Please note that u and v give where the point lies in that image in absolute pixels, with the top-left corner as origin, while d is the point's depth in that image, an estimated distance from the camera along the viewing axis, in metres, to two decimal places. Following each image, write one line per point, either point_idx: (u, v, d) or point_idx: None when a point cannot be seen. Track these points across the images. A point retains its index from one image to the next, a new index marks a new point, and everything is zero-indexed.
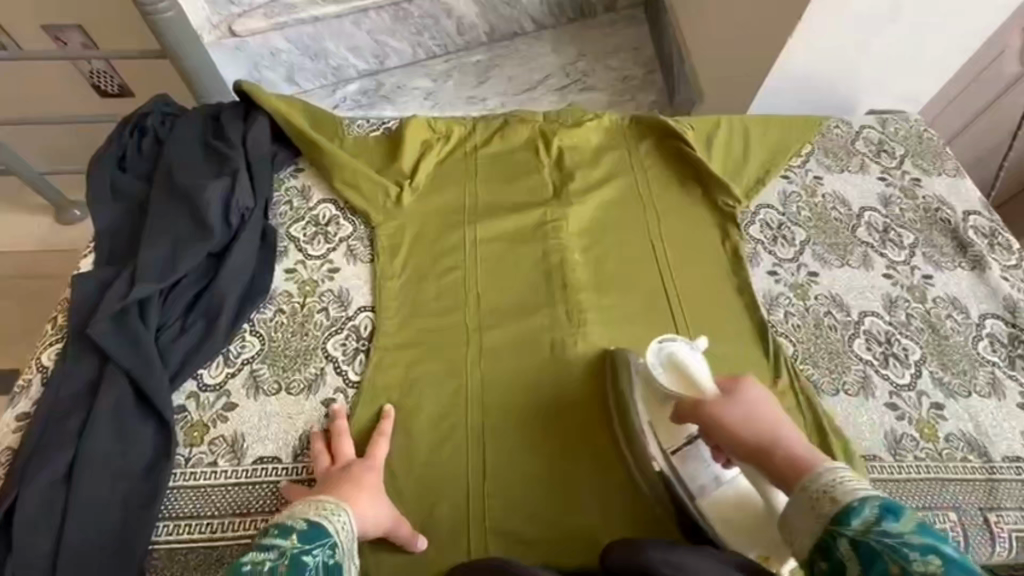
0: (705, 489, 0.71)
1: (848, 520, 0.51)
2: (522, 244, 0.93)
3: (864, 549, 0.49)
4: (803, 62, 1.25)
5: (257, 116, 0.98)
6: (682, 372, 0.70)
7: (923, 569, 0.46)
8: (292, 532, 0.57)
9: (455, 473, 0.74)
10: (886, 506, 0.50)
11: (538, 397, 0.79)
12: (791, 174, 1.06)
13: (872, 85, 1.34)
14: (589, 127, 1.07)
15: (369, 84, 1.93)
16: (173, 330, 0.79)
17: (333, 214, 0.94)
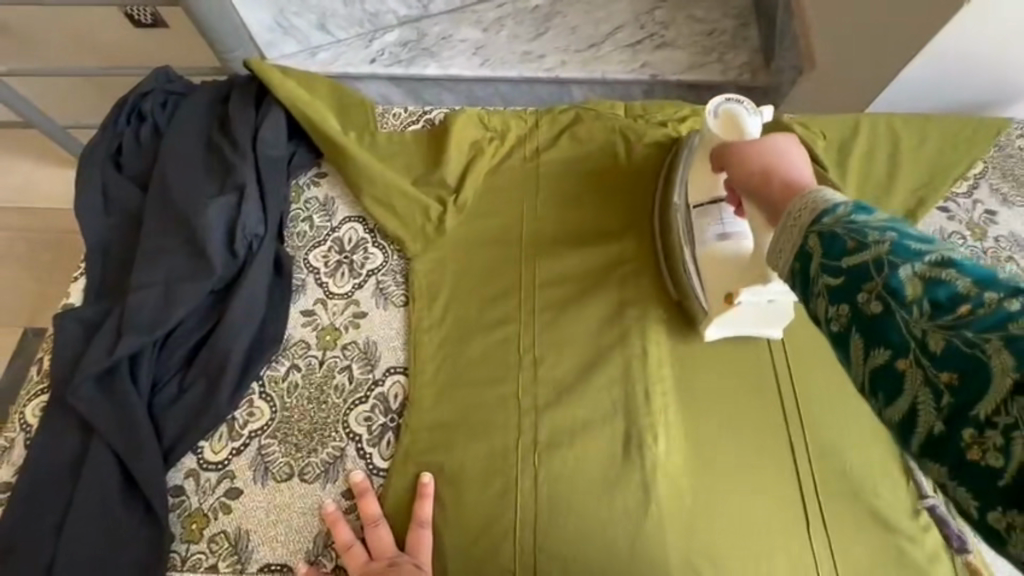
0: (705, 240, 0.67)
1: (819, 217, 0.37)
2: (593, 289, 0.73)
3: (823, 232, 0.36)
4: (973, 41, 0.93)
5: (269, 104, 0.79)
6: (730, 126, 0.66)
7: (878, 239, 0.34)
8: None
9: (491, 268, 0.74)
10: (858, 202, 0.36)
11: (585, 212, 0.79)
12: (953, 203, 0.80)
13: None
14: (680, 129, 0.84)
15: (409, 34, 1.68)
16: (169, 389, 0.66)
17: (361, 238, 0.77)
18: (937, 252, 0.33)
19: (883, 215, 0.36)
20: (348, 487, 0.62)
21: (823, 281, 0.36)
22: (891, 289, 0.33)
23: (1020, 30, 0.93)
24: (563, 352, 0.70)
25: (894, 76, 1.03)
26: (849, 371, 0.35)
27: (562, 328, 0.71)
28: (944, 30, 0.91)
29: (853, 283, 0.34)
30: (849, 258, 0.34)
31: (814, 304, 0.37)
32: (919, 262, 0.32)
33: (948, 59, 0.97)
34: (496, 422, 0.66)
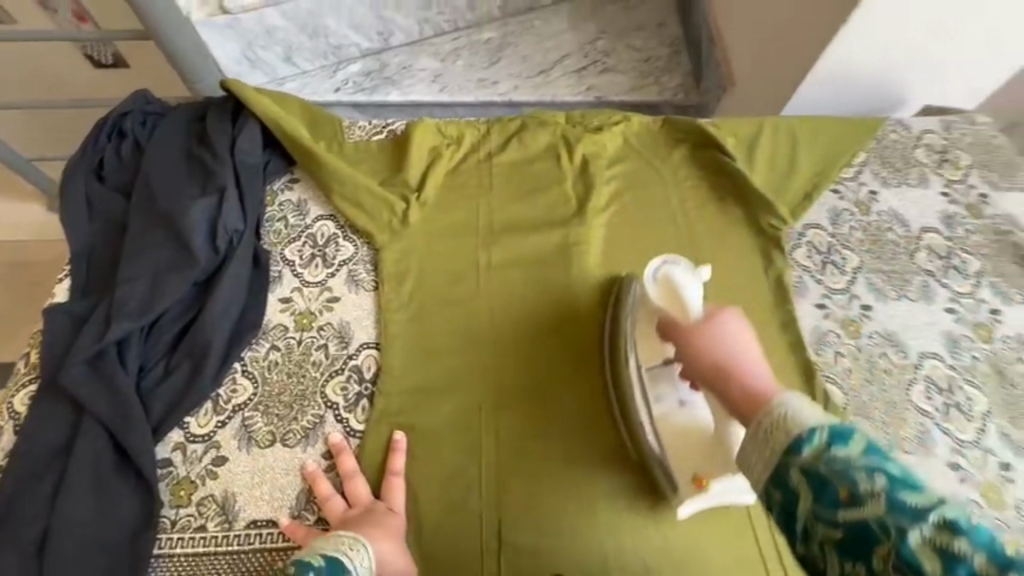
0: (666, 413, 0.69)
1: (798, 446, 0.42)
2: (544, 281, 0.82)
3: (807, 470, 0.41)
4: (860, 49, 1.10)
5: (245, 118, 0.88)
6: (671, 292, 0.70)
7: (869, 491, 0.38)
8: (312, 569, 0.55)
9: (441, 369, 0.75)
10: (833, 427, 0.41)
11: (539, 315, 0.80)
12: (843, 187, 0.94)
13: (925, 83, 1.21)
14: (612, 133, 0.96)
15: (372, 65, 1.80)
16: (156, 372, 0.71)
17: (332, 233, 0.85)
18: (938, 514, 0.36)
19: (867, 446, 0.41)
20: (328, 448, 0.68)
21: (823, 531, 0.40)
22: (906, 559, 0.36)
23: (895, 42, 1.10)
24: (521, 360, 0.76)
25: (802, 81, 1.19)
26: None
27: (520, 349, 0.77)
28: (835, 36, 1.07)
29: (859, 542, 0.38)
30: (846, 515, 0.39)
31: (822, 556, 0.40)
32: (919, 525, 0.36)
33: (841, 64, 1.14)
34: (460, 398, 0.73)
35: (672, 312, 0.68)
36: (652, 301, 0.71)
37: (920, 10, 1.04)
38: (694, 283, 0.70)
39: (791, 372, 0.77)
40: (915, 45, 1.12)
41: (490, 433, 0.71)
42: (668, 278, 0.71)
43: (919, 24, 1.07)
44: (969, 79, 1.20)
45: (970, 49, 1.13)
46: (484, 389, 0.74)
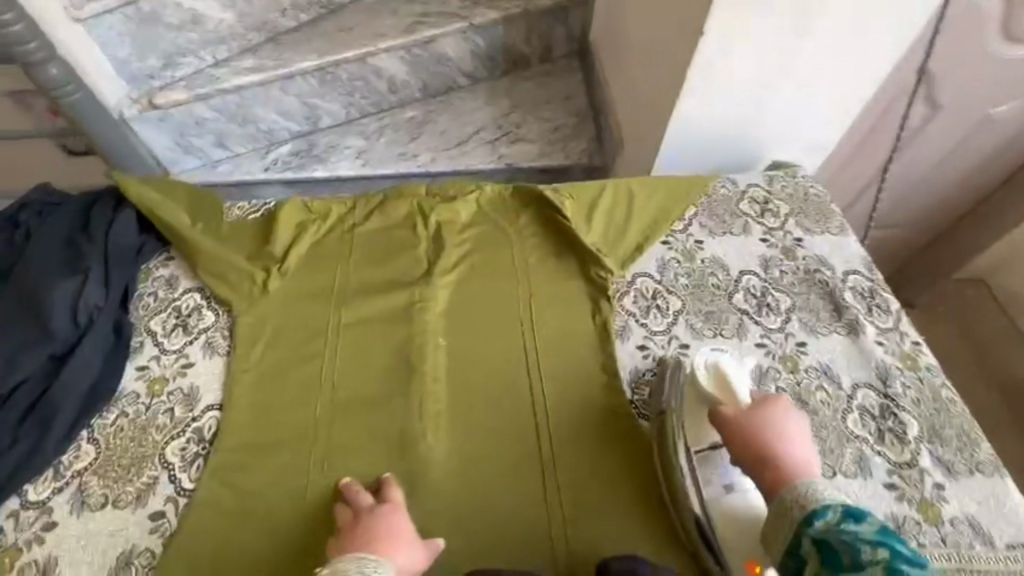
0: (716, 492, 0.75)
1: (813, 521, 0.58)
2: (387, 349, 0.88)
3: (818, 540, 0.57)
4: (699, 114, 1.24)
5: (124, 206, 0.98)
6: (723, 382, 0.77)
7: (871, 559, 0.53)
8: None
9: (456, 451, 0.80)
10: (848, 511, 0.57)
11: (559, 413, 0.84)
12: (672, 239, 1.05)
13: (774, 140, 1.33)
14: (466, 200, 1.08)
15: (302, 145, 1.96)
16: (2, 444, 0.76)
17: (197, 304, 0.93)
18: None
19: (869, 528, 0.55)
20: (156, 509, 0.72)
21: None
22: None
23: (735, 104, 1.23)
24: (361, 435, 0.80)
25: (661, 138, 1.30)
26: None
27: (358, 420, 0.81)
28: (680, 94, 1.20)
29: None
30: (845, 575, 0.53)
31: None
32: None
33: (693, 123, 1.26)
34: (292, 477, 0.76)
35: (722, 398, 0.76)
36: (701, 387, 0.79)
37: (739, 81, 1.18)
38: (741, 371, 0.78)
39: (605, 416, 0.83)
40: (752, 107, 1.25)
41: (433, 509, 0.75)
42: (717, 367, 0.79)
43: (747, 89, 1.20)
44: (809, 138, 1.33)
45: (801, 112, 1.27)
46: (314, 478, 0.76)
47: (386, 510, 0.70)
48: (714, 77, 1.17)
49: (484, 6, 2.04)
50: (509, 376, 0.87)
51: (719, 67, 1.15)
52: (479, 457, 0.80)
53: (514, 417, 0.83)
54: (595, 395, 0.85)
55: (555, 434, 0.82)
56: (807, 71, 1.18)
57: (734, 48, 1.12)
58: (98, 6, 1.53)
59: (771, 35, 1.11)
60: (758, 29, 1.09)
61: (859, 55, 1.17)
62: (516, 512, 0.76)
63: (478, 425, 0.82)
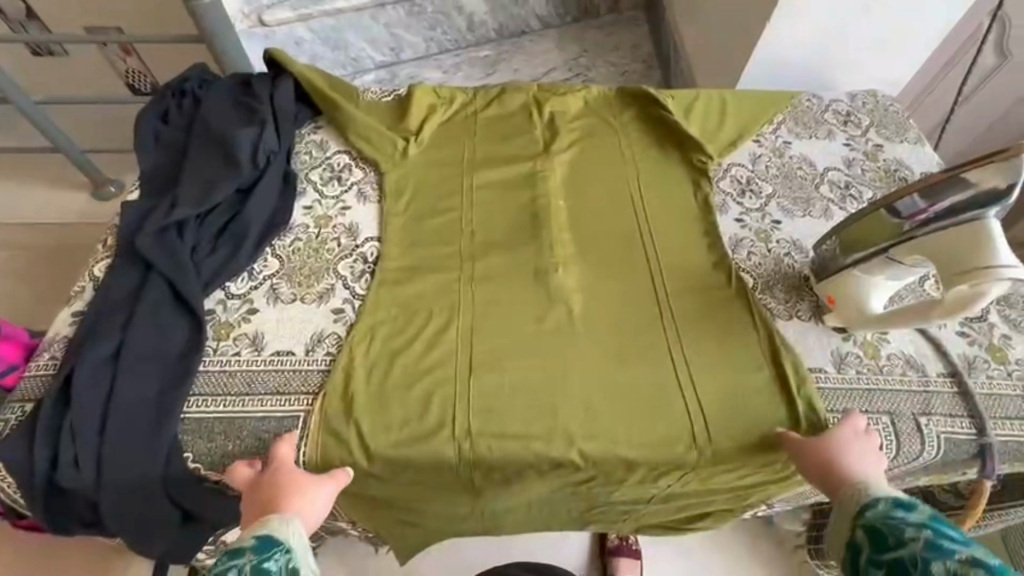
0: (868, 272, 0.82)
1: (865, 513, 0.68)
2: (515, 207, 1.01)
3: (871, 531, 0.67)
4: (788, 39, 1.31)
5: (282, 77, 1.11)
6: (974, 295, 0.71)
7: (915, 536, 0.63)
8: (245, 550, 0.63)
9: (601, 250, 0.96)
10: (894, 501, 0.68)
11: (683, 225, 1.00)
12: (762, 139, 1.15)
13: (850, 70, 1.42)
14: (576, 96, 1.19)
15: (384, 75, 2.06)
16: (204, 250, 0.90)
17: (347, 162, 1.06)
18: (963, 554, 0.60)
19: (917, 515, 0.66)
20: (336, 308, 0.87)
21: None
22: None
23: (819, 33, 1.31)
24: (497, 268, 0.92)
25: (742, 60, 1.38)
26: None
27: (494, 256, 0.94)
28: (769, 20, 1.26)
29: None
30: (892, 551, 0.64)
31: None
32: (951, 558, 0.60)
33: (777, 51, 1.34)
34: (443, 295, 0.89)
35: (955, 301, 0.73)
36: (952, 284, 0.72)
37: (830, 9, 1.26)
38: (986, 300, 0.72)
39: (709, 268, 0.94)
40: (836, 36, 1.33)
41: (588, 296, 0.90)
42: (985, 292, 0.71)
43: (835, 19, 1.28)
44: (885, 71, 1.42)
45: (881, 42, 1.34)
46: (463, 297, 0.89)
47: (266, 474, 0.72)
48: (806, 5, 1.23)
49: None
50: (625, 236, 0.98)
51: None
52: (609, 274, 0.93)
53: (631, 259, 0.95)
54: (700, 254, 0.96)
55: (668, 281, 0.93)
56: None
57: None
58: None
59: None
60: None
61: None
62: (640, 337, 0.87)
63: (601, 263, 0.94)
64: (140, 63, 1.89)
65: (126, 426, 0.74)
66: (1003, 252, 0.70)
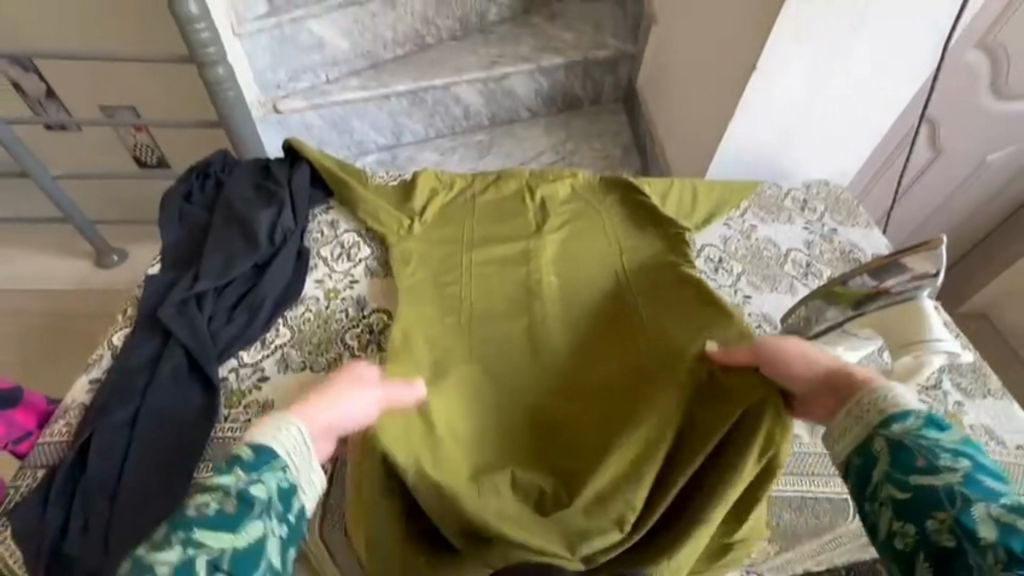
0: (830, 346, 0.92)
1: (891, 424, 0.62)
2: (510, 282, 1.10)
3: (894, 444, 0.61)
4: (750, 131, 1.50)
5: (300, 164, 1.23)
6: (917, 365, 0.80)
7: (950, 468, 0.57)
8: (237, 469, 0.63)
9: (579, 314, 1.07)
10: (929, 421, 0.62)
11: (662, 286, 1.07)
12: (731, 222, 1.29)
13: (805, 160, 1.60)
14: (564, 183, 1.32)
15: (386, 156, 2.24)
16: (220, 320, 0.96)
17: (356, 240, 1.16)
18: (1010, 501, 0.54)
19: (957, 448, 0.59)
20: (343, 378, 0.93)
21: (891, 498, 0.58)
22: (965, 524, 0.53)
23: (776, 128, 1.50)
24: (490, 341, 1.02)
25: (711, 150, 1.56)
26: (903, 538, 0.56)
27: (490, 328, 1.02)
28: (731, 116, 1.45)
29: (922, 507, 0.56)
30: (919, 478, 0.57)
31: (882, 508, 0.59)
32: (984, 497, 0.54)
33: (740, 143, 1.53)
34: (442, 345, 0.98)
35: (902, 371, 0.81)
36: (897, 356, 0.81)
37: (783, 110, 1.45)
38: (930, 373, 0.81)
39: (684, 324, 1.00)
40: (790, 132, 1.52)
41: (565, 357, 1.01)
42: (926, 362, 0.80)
43: (789, 117, 1.47)
44: (836, 162, 1.61)
45: (829, 137, 1.54)
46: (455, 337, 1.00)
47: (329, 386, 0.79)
48: (760, 104, 1.43)
49: (550, 52, 2.25)
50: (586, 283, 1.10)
51: (769, 95, 1.41)
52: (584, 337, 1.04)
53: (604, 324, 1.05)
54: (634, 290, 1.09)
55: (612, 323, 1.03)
56: (841, 101, 1.44)
57: (779, 81, 1.38)
58: (252, 26, 1.86)
59: (811, 73, 1.37)
60: (805, 66, 1.36)
61: (879, 95, 1.44)
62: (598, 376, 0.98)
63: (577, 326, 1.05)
64: (149, 138, 2.05)
65: (136, 492, 0.77)
66: (938, 328, 0.79)
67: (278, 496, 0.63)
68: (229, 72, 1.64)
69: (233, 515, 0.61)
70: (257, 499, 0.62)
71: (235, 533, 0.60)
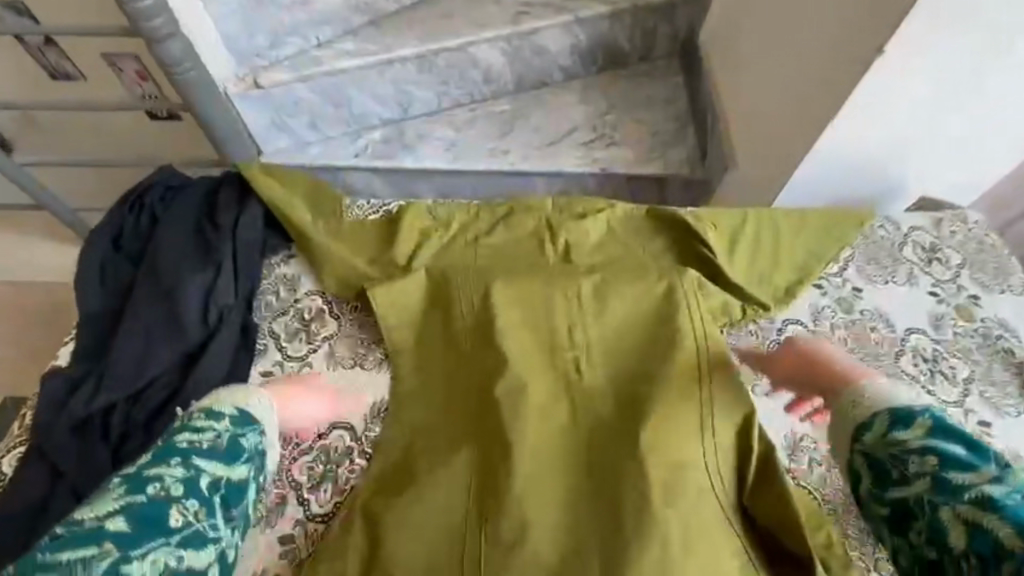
0: None
1: (865, 432, 0.67)
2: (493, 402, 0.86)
3: (869, 456, 0.65)
4: (855, 138, 1.04)
5: (251, 200, 0.95)
6: None
7: (921, 471, 0.61)
8: (225, 417, 0.70)
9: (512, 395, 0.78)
10: (901, 417, 0.65)
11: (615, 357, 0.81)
12: (826, 283, 0.94)
13: (926, 173, 1.13)
14: (598, 219, 0.97)
15: (391, 133, 1.53)
16: (134, 437, 0.78)
17: (319, 308, 0.89)
18: (976, 493, 0.57)
19: (929, 436, 0.63)
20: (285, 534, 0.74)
21: (876, 509, 0.64)
22: (943, 532, 0.58)
23: (893, 134, 1.04)
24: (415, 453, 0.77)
25: (792, 167, 1.12)
26: (945, 571, 0.58)
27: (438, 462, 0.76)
28: (830, 120, 1.01)
29: (901, 516, 0.62)
30: (897, 492, 0.62)
31: (876, 519, 0.65)
32: (957, 500, 0.58)
33: (836, 157, 1.08)
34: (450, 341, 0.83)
35: None
36: None
37: (908, 111, 0.99)
38: None
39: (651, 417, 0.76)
40: (915, 139, 1.06)
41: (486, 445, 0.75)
42: None
43: (915, 121, 1.02)
44: (968, 177, 1.15)
45: (966, 147, 1.08)
46: (467, 328, 0.83)
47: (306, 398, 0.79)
48: (874, 105, 0.98)
49: None
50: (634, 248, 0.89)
51: (889, 92, 0.95)
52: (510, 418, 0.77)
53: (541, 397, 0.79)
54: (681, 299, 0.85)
55: (668, 309, 0.84)
56: (999, 97, 0.97)
57: (910, 74, 0.92)
58: None
59: (957, 65, 0.92)
60: (955, 51, 0.90)
61: None
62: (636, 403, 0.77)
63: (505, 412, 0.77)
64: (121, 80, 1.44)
65: None
66: None
67: (260, 449, 0.71)
68: (186, 47, 1.23)
69: (225, 450, 0.68)
70: (247, 448, 0.69)
71: (234, 463, 0.68)
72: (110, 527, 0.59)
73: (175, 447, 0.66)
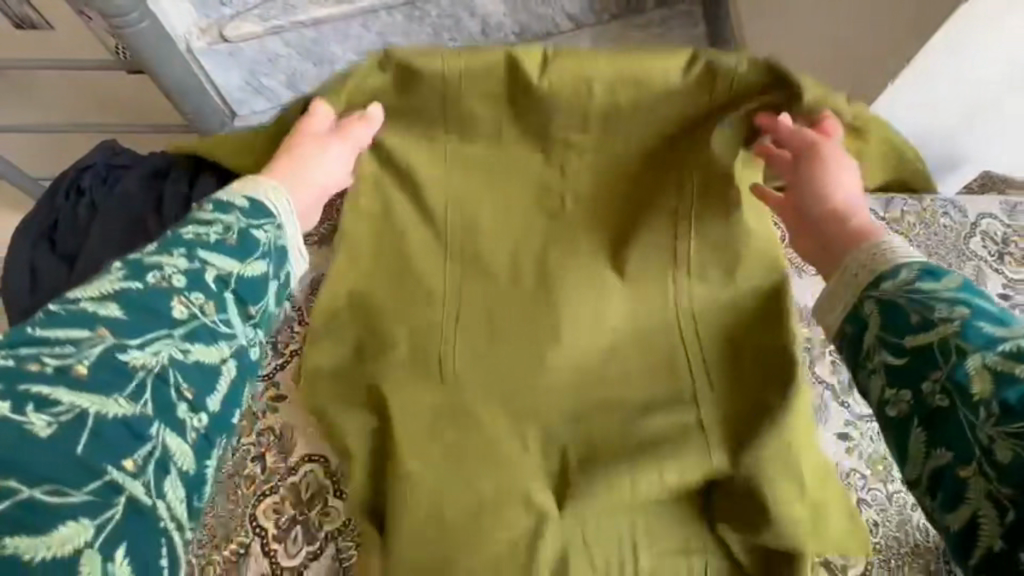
0: None
1: (881, 282, 0.52)
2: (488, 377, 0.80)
3: (882, 302, 0.51)
4: (908, 112, 0.86)
5: (202, 182, 0.81)
6: None
7: (947, 315, 0.47)
8: (232, 210, 0.59)
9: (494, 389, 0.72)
10: (927, 267, 0.51)
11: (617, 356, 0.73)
12: None
13: (983, 147, 0.97)
14: None
15: None
16: None
17: (287, 315, 0.80)
18: (1012, 343, 0.44)
19: (951, 280, 0.50)
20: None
21: (883, 360, 0.49)
22: (957, 382, 0.44)
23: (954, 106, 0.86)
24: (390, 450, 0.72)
25: None
26: (933, 454, 0.45)
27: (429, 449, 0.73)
28: (879, 93, 0.82)
29: (917, 369, 0.47)
30: (913, 339, 0.48)
31: (871, 379, 0.50)
32: (989, 349, 0.44)
33: None
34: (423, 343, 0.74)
35: None
36: None
37: (976, 81, 0.81)
38: None
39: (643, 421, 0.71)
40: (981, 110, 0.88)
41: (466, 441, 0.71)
42: None
43: (983, 91, 0.83)
44: None
45: None
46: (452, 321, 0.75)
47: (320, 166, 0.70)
48: (938, 76, 0.79)
49: None
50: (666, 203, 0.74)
51: (958, 59, 0.77)
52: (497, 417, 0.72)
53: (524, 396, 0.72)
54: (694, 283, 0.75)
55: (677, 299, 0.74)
56: None
57: (987, 37, 0.73)
58: None
59: None
60: None
61: None
62: (631, 412, 0.72)
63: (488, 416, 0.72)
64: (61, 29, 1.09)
65: None
66: None
67: (280, 244, 0.60)
68: None
69: (236, 244, 0.56)
70: (261, 243, 0.58)
71: (245, 260, 0.56)
72: (102, 314, 0.48)
73: (182, 239, 0.55)
